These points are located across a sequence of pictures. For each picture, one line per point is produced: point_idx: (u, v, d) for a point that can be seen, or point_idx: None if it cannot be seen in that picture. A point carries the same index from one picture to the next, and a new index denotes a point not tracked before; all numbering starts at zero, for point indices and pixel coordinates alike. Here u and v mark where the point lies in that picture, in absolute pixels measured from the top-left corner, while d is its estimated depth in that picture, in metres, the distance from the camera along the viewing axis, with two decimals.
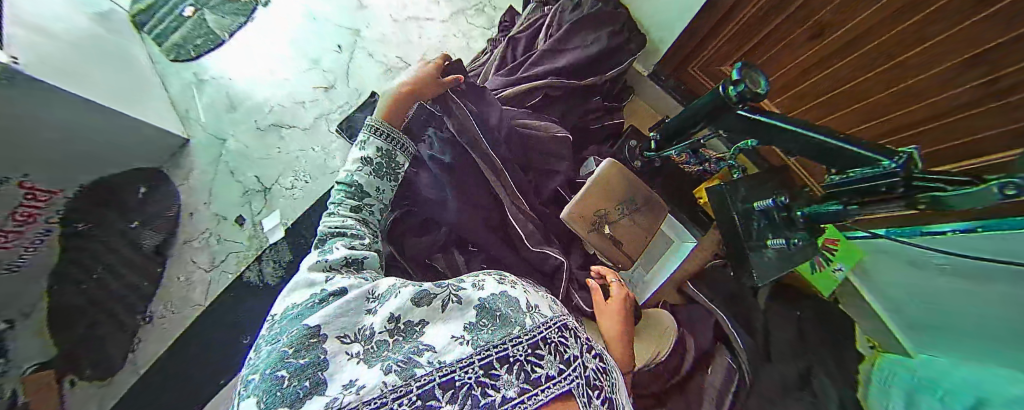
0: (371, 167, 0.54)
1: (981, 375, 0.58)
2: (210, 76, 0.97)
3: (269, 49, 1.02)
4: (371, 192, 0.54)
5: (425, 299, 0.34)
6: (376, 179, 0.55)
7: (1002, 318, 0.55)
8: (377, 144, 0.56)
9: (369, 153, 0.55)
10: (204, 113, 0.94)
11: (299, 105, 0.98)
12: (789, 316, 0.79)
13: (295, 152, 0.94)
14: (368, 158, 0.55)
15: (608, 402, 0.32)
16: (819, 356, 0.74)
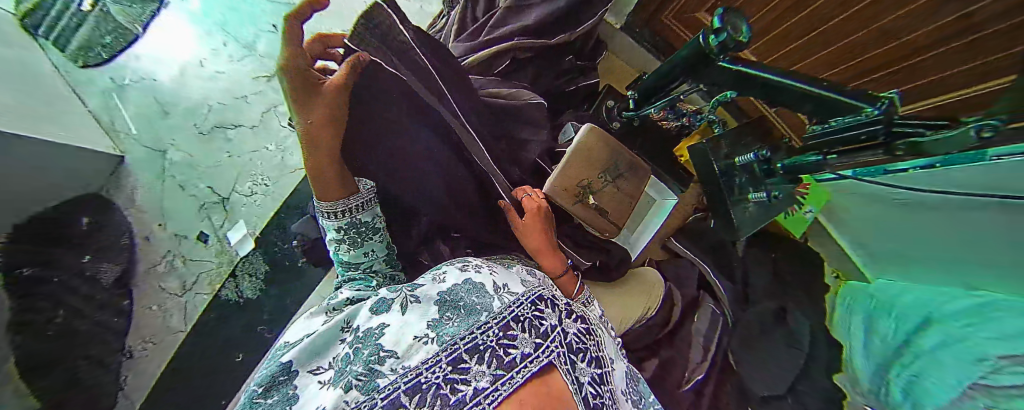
0: (347, 232, 0.54)
1: (923, 292, 0.66)
2: (132, 79, 0.83)
3: (188, 35, 0.88)
4: (362, 248, 0.56)
5: (384, 306, 0.35)
6: (357, 236, 0.55)
7: (955, 242, 0.59)
8: (336, 220, 0.53)
9: (335, 234, 0.54)
10: (133, 122, 0.82)
11: (243, 100, 0.90)
12: (766, 258, 0.84)
13: (249, 154, 0.89)
14: (337, 228, 0.54)
15: (591, 364, 0.36)
16: (793, 294, 0.80)
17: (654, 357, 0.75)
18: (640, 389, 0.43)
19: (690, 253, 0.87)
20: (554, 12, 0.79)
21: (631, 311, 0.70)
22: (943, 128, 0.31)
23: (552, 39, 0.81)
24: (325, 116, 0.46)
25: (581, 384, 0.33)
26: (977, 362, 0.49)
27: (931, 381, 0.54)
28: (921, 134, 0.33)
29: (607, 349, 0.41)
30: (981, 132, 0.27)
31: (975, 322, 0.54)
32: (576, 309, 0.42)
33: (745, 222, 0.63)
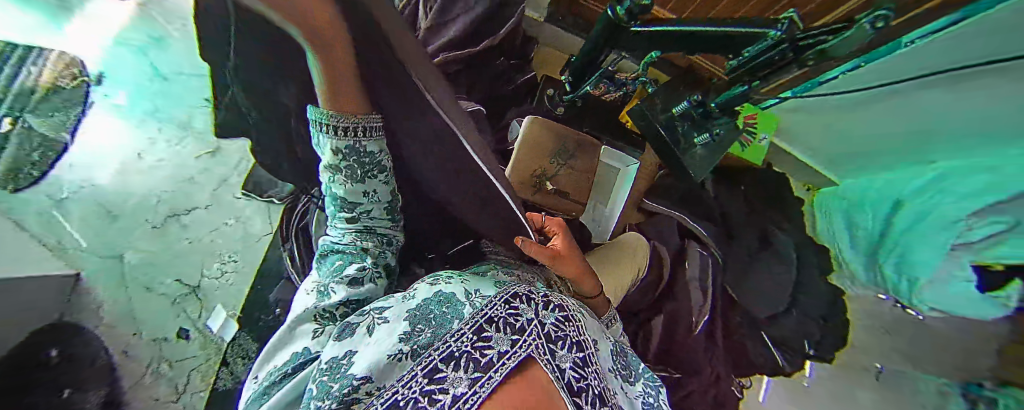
0: (348, 175, 0.41)
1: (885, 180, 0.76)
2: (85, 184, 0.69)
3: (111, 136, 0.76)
4: (361, 198, 0.44)
5: (350, 332, 0.35)
6: (360, 183, 0.43)
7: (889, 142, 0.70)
8: (329, 146, 0.38)
9: (328, 160, 0.39)
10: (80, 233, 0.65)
11: (189, 182, 0.83)
12: (736, 192, 0.85)
13: (209, 234, 0.83)
14: (332, 163, 0.40)
15: (573, 349, 0.35)
16: (769, 217, 0.83)
17: (659, 315, 0.78)
18: (631, 364, 0.42)
19: (666, 209, 0.83)
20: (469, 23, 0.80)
21: (623, 279, 0.71)
22: (844, 29, 0.35)
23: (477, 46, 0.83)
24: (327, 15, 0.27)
25: (564, 371, 0.32)
26: (951, 225, 0.63)
27: (919, 256, 0.69)
28: (825, 40, 0.38)
29: (588, 331, 0.40)
30: (876, 24, 0.33)
31: (933, 195, 0.66)
32: (554, 298, 0.40)
33: (705, 163, 0.63)
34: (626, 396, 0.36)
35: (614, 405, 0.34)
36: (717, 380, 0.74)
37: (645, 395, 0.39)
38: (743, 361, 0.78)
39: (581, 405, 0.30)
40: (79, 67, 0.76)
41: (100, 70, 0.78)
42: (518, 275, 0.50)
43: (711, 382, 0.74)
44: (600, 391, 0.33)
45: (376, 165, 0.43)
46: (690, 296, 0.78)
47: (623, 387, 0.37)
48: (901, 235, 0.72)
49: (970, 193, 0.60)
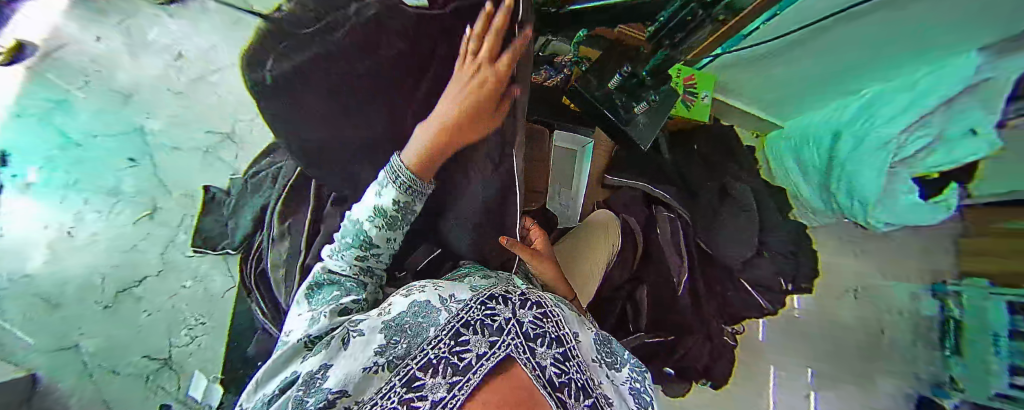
0: (387, 222, 0.42)
1: (824, 118, 0.86)
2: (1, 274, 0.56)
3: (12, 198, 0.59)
4: (381, 243, 0.44)
5: (322, 347, 0.32)
6: (391, 232, 0.44)
7: (816, 74, 0.78)
8: (393, 191, 0.41)
9: (382, 204, 0.41)
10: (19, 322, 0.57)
11: (135, 251, 0.70)
12: (692, 154, 0.88)
13: (167, 302, 0.72)
14: (382, 205, 0.41)
15: (551, 345, 0.32)
16: (724, 168, 0.86)
17: (642, 284, 0.79)
18: (618, 350, 0.39)
19: (625, 181, 0.83)
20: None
21: (598, 254, 0.72)
22: None
23: None
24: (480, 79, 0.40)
25: (544, 368, 0.29)
26: (885, 146, 0.72)
27: (863, 179, 0.76)
28: None
29: (570, 323, 0.37)
30: None
31: (866, 119, 0.77)
32: (532, 295, 0.37)
33: (654, 127, 0.63)
34: (613, 386, 0.34)
35: (600, 396, 0.31)
36: (708, 333, 0.77)
37: (632, 381, 0.37)
38: (732, 308, 0.81)
39: (566, 402, 0.27)
40: None
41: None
42: (495, 275, 0.46)
43: (703, 336, 0.76)
44: (584, 385, 0.30)
45: (407, 218, 0.44)
46: (667, 260, 0.78)
47: (608, 374, 0.35)
48: (844, 163, 0.79)
49: (900, 113, 0.70)
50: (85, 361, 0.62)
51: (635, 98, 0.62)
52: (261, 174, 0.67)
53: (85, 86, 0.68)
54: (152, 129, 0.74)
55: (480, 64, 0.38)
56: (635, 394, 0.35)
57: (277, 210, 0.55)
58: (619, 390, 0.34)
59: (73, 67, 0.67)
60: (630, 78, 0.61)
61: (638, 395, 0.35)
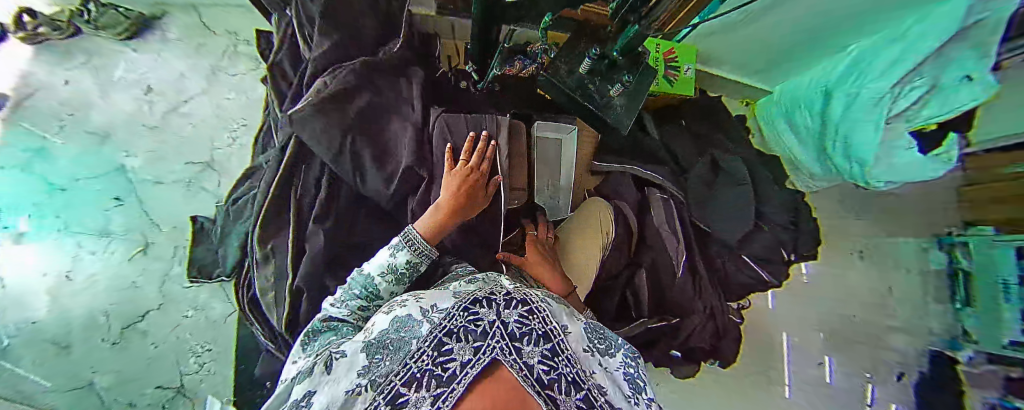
0: (396, 277, 0.44)
1: (814, 82, 0.83)
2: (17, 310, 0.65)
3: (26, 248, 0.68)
4: (386, 296, 0.44)
5: (306, 374, 0.29)
6: (398, 286, 0.45)
7: (808, 30, 0.75)
8: (407, 253, 0.44)
9: (394, 261, 0.44)
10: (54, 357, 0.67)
11: (132, 288, 0.77)
12: (679, 128, 0.87)
13: (172, 332, 0.78)
14: (394, 263, 0.44)
15: (539, 341, 0.29)
16: (714, 141, 0.84)
17: (641, 269, 0.79)
18: (612, 336, 0.36)
19: (614, 166, 0.80)
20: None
21: (591, 246, 0.72)
22: None
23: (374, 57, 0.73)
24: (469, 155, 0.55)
25: (531, 367, 0.26)
26: (881, 98, 0.70)
27: (861, 136, 0.73)
28: None
29: (558, 313, 0.34)
30: None
31: (858, 76, 0.75)
32: (517, 293, 0.34)
33: (630, 111, 0.62)
34: (606, 374, 0.31)
35: (592, 387, 0.28)
36: (712, 313, 0.76)
37: (627, 366, 0.34)
38: (731, 285, 0.81)
39: (556, 399, 0.25)
40: None
41: None
42: (480, 278, 0.42)
43: (706, 317, 0.75)
44: (575, 377, 0.28)
45: (413, 275, 0.46)
46: (664, 242, 0.77)
47: (601, 362, 0.32)
48: (839, 123, 0.77)
49: (892, 66, 0.68)
50: (100, 394, 0.70)
51: (607, 81, 0.61)
52: (241, 199, 0.65)
53: (59, 131, 0.78)
54: (132, 167, 0.84)
55: (473, 166, 0.53)
56: (630, 380, 0.32)
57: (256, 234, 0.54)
58: (612, 377, 0.32)
59: (44, 113, 0.78)
60: (600, 62, 0.58)
61: (633, 381, 0.32)
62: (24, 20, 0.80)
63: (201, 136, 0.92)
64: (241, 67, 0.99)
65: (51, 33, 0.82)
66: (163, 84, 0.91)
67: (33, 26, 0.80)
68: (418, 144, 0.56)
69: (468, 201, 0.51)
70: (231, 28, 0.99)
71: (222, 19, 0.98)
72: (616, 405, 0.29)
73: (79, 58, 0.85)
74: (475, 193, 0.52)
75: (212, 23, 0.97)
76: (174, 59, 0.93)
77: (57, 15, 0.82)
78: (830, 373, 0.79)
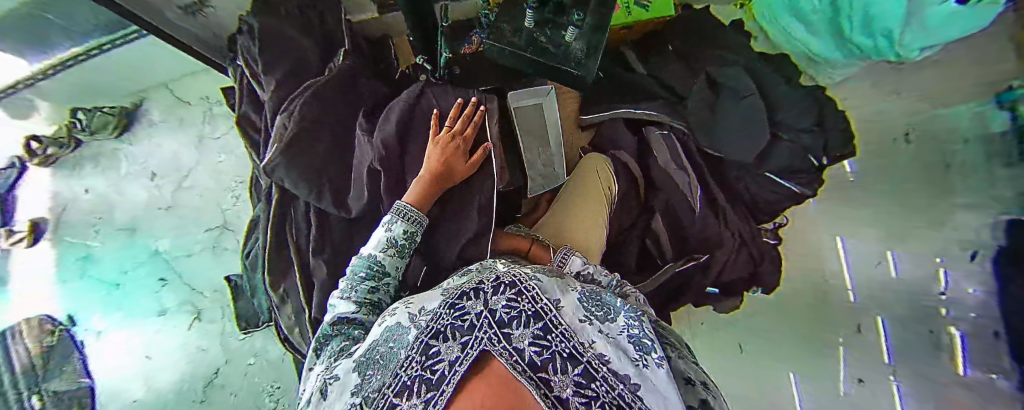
0: (398, 251, 0.46)
1: None
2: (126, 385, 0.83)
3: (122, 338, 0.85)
4: (392, 272, 0.46)
5: (311, 400, 0.32)
6: (401, 261, 0.47)
7: None
8: (402, 223, 0.47)
9: (395, 234, 0.46)
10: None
11: (200, 350, 0.87)
12: (667, 56, 0.78)
13: (242, 380, 0.88)
14: (392, 236, 0.46)
15: (530, 321, 0.28)
16: (708, 59, 0.73)
17: (654, 214, 0.76)
18: (609, 302, 0.35)
19: (600, 115, 0.75)
20: (260, 22, 0.60)
21: (597, 202, 0.69)
22: None
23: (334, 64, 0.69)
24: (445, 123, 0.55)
25: (522, 350, 0.25)
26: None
27: (880, 5, 0.60)
28: None
29: (549, 289, 0.33)
30: None
31: None
32: (506, 276, 0.33)
33: (593, 53, 0.58)
34: (606, 340, 0.30)
35: (592, 358, 0.27)
36: (744, 240, 0.72)
37: (629, 328, 0.32)
38: (759, 206, 0.75)
39: (551, 381, 0.23)
40: (49, 320, 0.82)
41: (68, 311, 0.85)
42: (473, 268, 0.41)
43: (738, 246, 0.71)
44: (572, 352, 0.26)
45: (413, 247, 0.48)
46: (674, 179, 0.73)
47: (600, 329, 0.31)
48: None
49: None
50: None
51: (559, 29, 0.59)
52: (252, 251, 0.68)
53: (98, 235, 0.90)
54: (163, 248, 0.92)
55: (457, 128, 0.54)
56: (634, 342, 0.31)
57: (267, 279, 0.58)
58: (613, 341, 0.30)
59: (79, 223, 0.89)
60: (543, 10, 0.58)
61: (638, 341, 0.31)
62: (32, 146, 0.87)
63: (206, 205, 0.95)
64: (222, 126, 0.97)
65: (59, 151, 0.89)
66: (163, 168, 0.95)
67: (42, 150, 0.87)
68: (370, 144, 0.55)
69: (450, 168, 0.52)
70: (202, 94, 0.96)
71: (190, 87, 0.96)
72: (621, 372, 0.27)
73: (88, 165, 0.92)
74: (458, 159, 0.53)
75: (184, 95, 0.96)
76: (165, 139, 0.96)
77: (57, 133, 0.88)
78: (898, 268, 0.61)
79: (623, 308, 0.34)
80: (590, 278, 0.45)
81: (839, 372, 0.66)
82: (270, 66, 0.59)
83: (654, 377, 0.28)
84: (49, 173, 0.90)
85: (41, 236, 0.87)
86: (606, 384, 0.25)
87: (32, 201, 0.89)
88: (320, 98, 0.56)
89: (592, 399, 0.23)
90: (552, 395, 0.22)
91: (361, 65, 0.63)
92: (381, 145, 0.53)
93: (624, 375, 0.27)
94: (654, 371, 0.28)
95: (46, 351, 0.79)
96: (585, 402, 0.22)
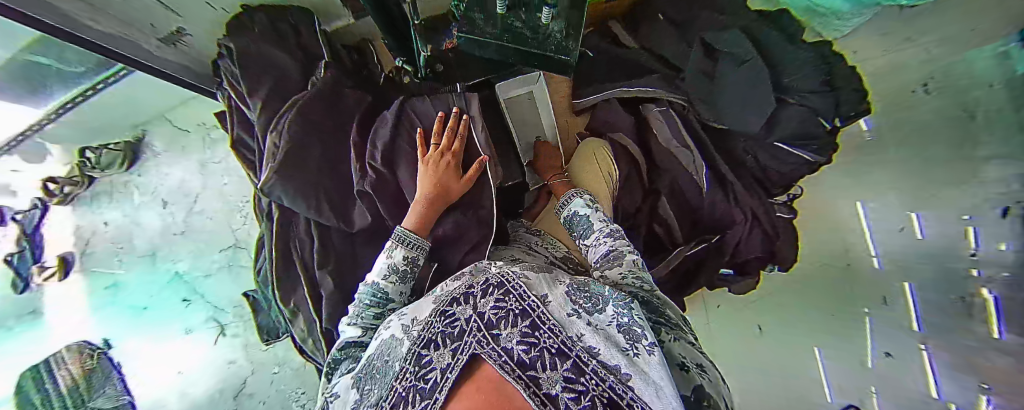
0: (400, 276, 0.46)
1: None
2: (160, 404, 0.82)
3: (156, 351, 0.87)
4: (396, 297, 0.46)
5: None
6: (404, 285, 0.47)
7: None
8: (402, 250, 0.46)
9: (393, 261, 0.46)
10: None
11: (230, 363, 0.92)
12: (658, 27, 0.73)
13: (272, 385, 0.93)
14: (395, 263, 0.46)
15: (517, 321, 0.30)
16: (700, 24, 0.70)
17: (661, 197, 0.74)
18: (599, 291, 0.36)
19: (593, 98, 0.76)
20: (239, 49, 0.61)
21: (604, 191, 0.67)
22: None
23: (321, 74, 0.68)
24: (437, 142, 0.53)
25: (511, 350, 0.26)
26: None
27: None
28: None
29: (536, 286, 0.35)
30: None
31: None
32: (495, 277, 0.35)
33: (572, 32, 0.56)
34: (594, 332, 0.31)
35: (581, 352, 0.28)
36: (756, 216, 0.68)
37: (618, 317, 0.33)
38: (771, 178, 0.71)
39: (539, 378, 0.24)
40: (87, 345, 0.81)
41: (104, 335, 0.84)
42: (467, 270, 0.41)
43: (750, 223, 0.68)
44: (561, 347, 0.28)
45: (416, 272, 0.48)
46: (679, 160, 0.70)
47: (589, 321, 0.33)
48: None
49: None
50: None
51: (535, 10, 0.55)
52: (263, 268, 0.70)
53: (121, 263, 0.91)
54: (184, 270, 0.96)
55: (446, 144, 0.53)
56: (624, 332, 0.31)
57: (277, 295, 0.59)
58: (604, 332, 0.32)
59: (106, 253, 0.91)
60: None
61: (628, 330, 0.31)
62: (49, 187, 0.87)
63: (222, 224, 1.01)
64: (221, 151, 1.03)
65: (76, 189, 0.91)
66: (173, 195, 0.99)
67: (61, 190, 0.88)
68: (359, 164, 0.55)
69: (447, 188, 0.51)
70: (200, 120, 1.00)
71: (187, 115, 1.00)
72: (611, 363, 0.28)
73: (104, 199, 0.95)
74: (453, 176, 0.52)
75: (182, 124, 1.00)
76: (171, 168, 1.00)
77: (70, 171, 0.90)
78: (922, 228, 0.57)
79: (613, 296, 0.35)
80: (584, 219, 0.55)
81: (865, 345, 0.64)
82: (255, 86, 0.60)
83: (645, 363, 0.28)
84: (70, 210, 0.91)
85: (70, 269, 0.87)
86: (596, 376, 0.26)
87: (58, 236, 0.88)
88: (306, 123, 0.55)
89: (581, 392, 0.24)
90: (539, 391, 0.23)
91: (344, 75, 0.63)
92: (373, 173, 0.53)
93: (615, 367, 0.27)
94: (646, 359, 0.28)
95: (88, 371, 0.78)
96: (574, 397, 0.23)
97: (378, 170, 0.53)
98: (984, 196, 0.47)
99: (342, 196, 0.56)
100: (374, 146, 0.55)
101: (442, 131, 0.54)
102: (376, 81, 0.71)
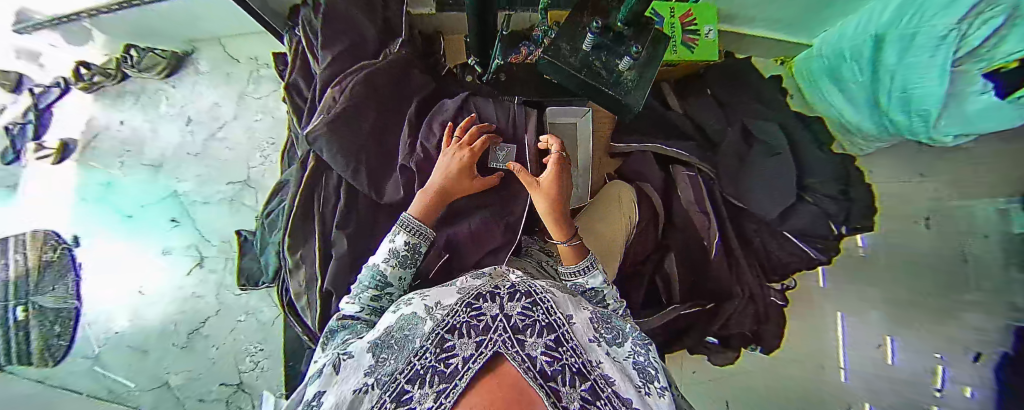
0: (400, 262, 0.46)
1: (865, 15, 0.64)
2: (107, 320, 0.83)
3: (125, 265, 0.86)
4: (395, 283, 0.46)
5: (317, 375, 0.34)
6: (405, 271, 0.46)
7: None
8: (404, 235, 0.46)
9: (394, 244, 0.46)
10: (126, 365, 0.83)
11: (194, 297, 0.88)
12: (705, 99, 0.79)
13: (230, 333, 0.88)
14: (395, 247, 0.46)
15: (543, 333, 0.31)
16: (743, 108, 0.76)
17: (670, 252, 0.77)
18: (620, 326, 0.39)
19: (633, 146, 0.78)
20: (329, 4, 0.64)
21: (620, 232, 0.71)
22: None
23: (398, 36, 0.70)
24: (454, 142, 0.53)
25: (535, 358, 0.28)
26: (944, 39, 0.49)
27: (921, 89, 0.54)
28: None
29: (562, 305, 0.36)
30: None
31: (912, 20, 0.54)
32: (522, 286, 0.36)
33: (642, 84, 0.60)
34: (612, 363, 0.33)
35: (598, 378, 0.30)
36: (752, 296, 0.72)
37: (636, 355, 0.36)
38: (772, 264, 0.75)
39: (560, 391, 0.27)
40: (55, 237, 0.83)
41: (75, 232, 0.85)
42: (487, 272, 0.42)
43: (746, 300, 0.72)
44: (580, 368, 0.30)
45: (416, 259, 0.48)
46: (693, 221, 0.75)
47: (607, 351, 0.35)
48: (894, 71, 0.58)
49: None
50: (178, 389, 0.84)
51: (615, 55, 0.59)
52: (275, 211, 0.70)
53: (122, 166, 0.92)
54: (183, 191, 0.93)
55: (464, 141, 0.52)
56: (639, 370, 0.35)
57: (286, 241, 0.59)
58: (621, 365, 0.35)
59: (110, 152, 0.92)
60: (605, 35, 0.57)
61: (643, 370, 0.35)
62: (81, 72, 0.90)
63: (241, 156, 0.97)
64: (265, 88, 1.01)
65: (105, 80, 0.92)
66: (200, 116, 0.97)
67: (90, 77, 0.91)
68: (411, 139, 0.57)
69: (456, 188, 0.50)
70: (253, 54, 1.00)
71: (242, 46, 1.00)
72: (624, 395, 0.30)
73: (130, 99, 0.96)
74: (465, 176, 0.51)
75: (235, 53, 0.99)
76: (207, 90, 0.99)
77: (107, 63, 0.92)
78: (895, 355, 0.62)
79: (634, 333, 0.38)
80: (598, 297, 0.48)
81: None
82: (331, 42, 0.62)
83: (655, 404, 0.32)
84: (94, 100, 0.94)
85: (67, 157, 0.90)
86: (609, 403, 0.29)
87: (70, 123, 0.92)
88: (369, 89, 0.57)
89: None
90: (559, 404, 0.25)
91: (415, 58, 0.66)
92: (422, 152, 0.55)
93: (628, 399, 0.30)
94: (656, 399, 0.33)
95: (44, 265, 0.80)
96: None
97: (424, 153, 0.55)
98: (961, 339, 0.52)
99: (384, 164, 0.57)
100: (428, 128, 0.57)
101: (461, 129, 0.54)
102: (440, 70, 0.74)
